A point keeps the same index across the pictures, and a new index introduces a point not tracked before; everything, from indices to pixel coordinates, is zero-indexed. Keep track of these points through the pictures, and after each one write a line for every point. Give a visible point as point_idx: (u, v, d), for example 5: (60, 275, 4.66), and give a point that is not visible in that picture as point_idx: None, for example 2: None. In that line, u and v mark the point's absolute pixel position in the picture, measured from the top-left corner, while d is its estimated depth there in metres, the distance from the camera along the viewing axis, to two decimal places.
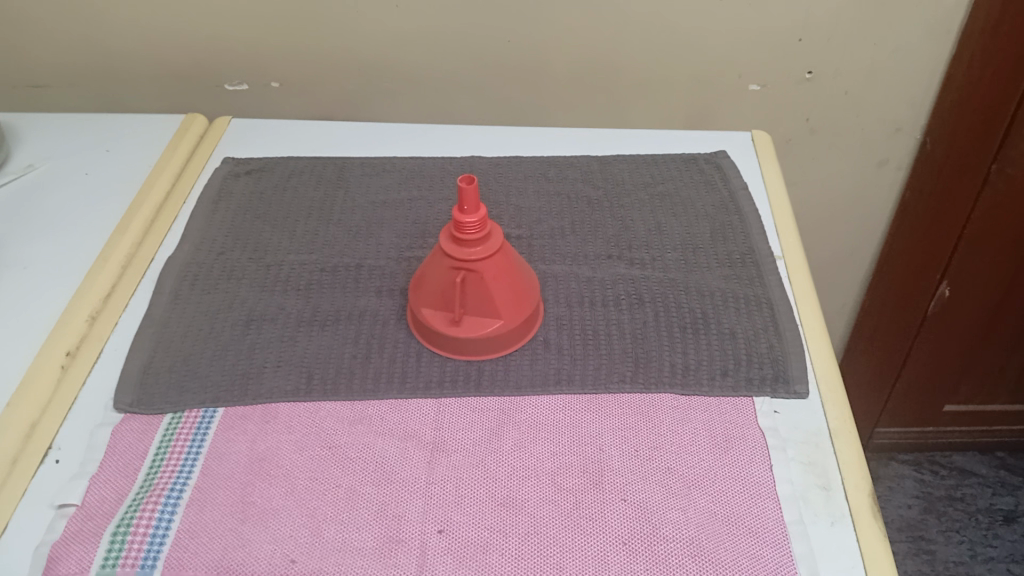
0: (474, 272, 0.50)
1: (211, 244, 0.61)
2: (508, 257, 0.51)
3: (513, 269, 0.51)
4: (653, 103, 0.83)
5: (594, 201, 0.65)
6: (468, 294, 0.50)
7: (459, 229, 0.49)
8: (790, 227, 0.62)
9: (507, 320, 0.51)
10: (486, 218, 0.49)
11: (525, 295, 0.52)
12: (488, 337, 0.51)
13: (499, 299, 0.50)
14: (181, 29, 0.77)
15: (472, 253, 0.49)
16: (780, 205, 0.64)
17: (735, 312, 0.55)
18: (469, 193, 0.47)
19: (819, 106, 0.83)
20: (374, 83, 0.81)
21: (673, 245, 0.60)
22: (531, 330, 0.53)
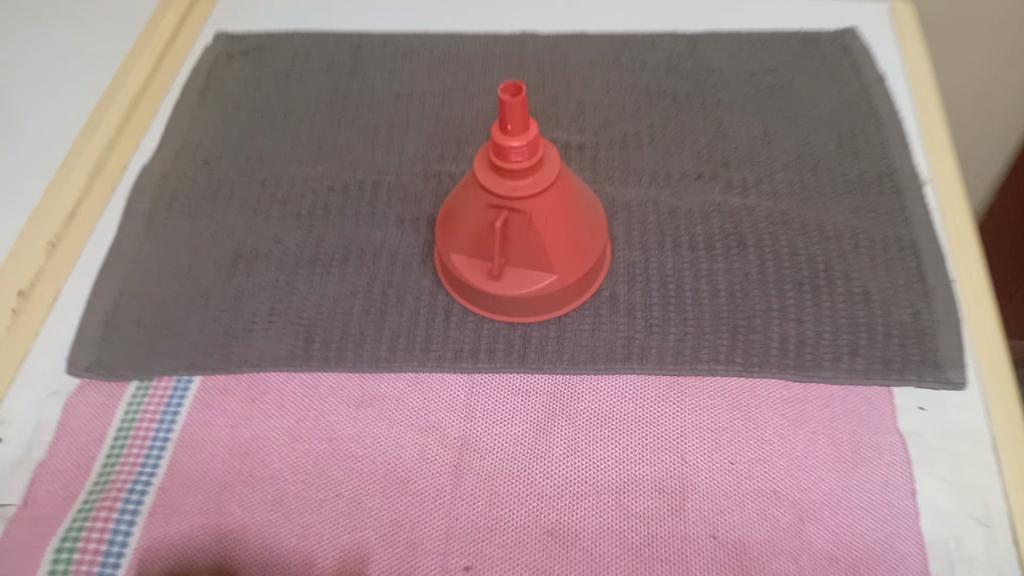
0: (520, 212, 0.36)
1: (195, 152, 0.48)
2: (565, 188, 0.38)
3: (572, 205, 0.38)
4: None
5: (681, 98, 0.50)
6: (512, 241, 0.38)
7: (498, 154, 0.35)
8: (943, 137, 0.46)
9: (563, 275, 0.39)
10: (537, 138, 0.35)
11: (588, 240, 0.39)
12: (539, 297, 0.39)
13: (553, 249, 0.38)
14: None
15: (517, 187, 0.36)
16: (929, 104, 0.48)
17: (869, 263, 0.41)
18: (513, 105, 0.33)
19: None
20: None
21: (785, 163, 0.46)
22: (595, 283, 0.41)
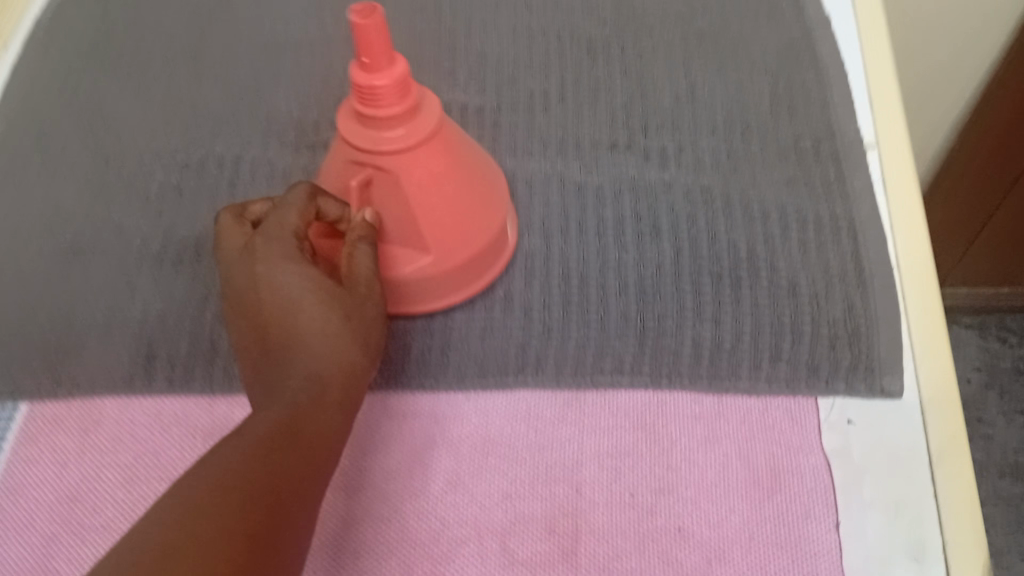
0: (388, 171, 0.31)
1: (29, 119, 0.41)
2: (450, 148, 0.32)
3: (459, 171, 0.32)
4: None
5: (597, 48, 0.44)
6: (382, 209, 0.32)
7: (359, 95, 0.29)
8: (894, 104, 0.40)
9: (439, 258, 0.33)
10: (407, 80, 0.29)
11: (481, 218, 0.33)
12: (412, 283, 0.33)
13: (431, 221, 0.32)
14: None
15: (383, 140, 0.30)
16: (879, 66, 0.42)
17: (801, 247, 0.36)
18: (373, 32, 0.27)
19: None
20: None
21: (710, 126, 0.40)
22: (487, 279, 0.36)
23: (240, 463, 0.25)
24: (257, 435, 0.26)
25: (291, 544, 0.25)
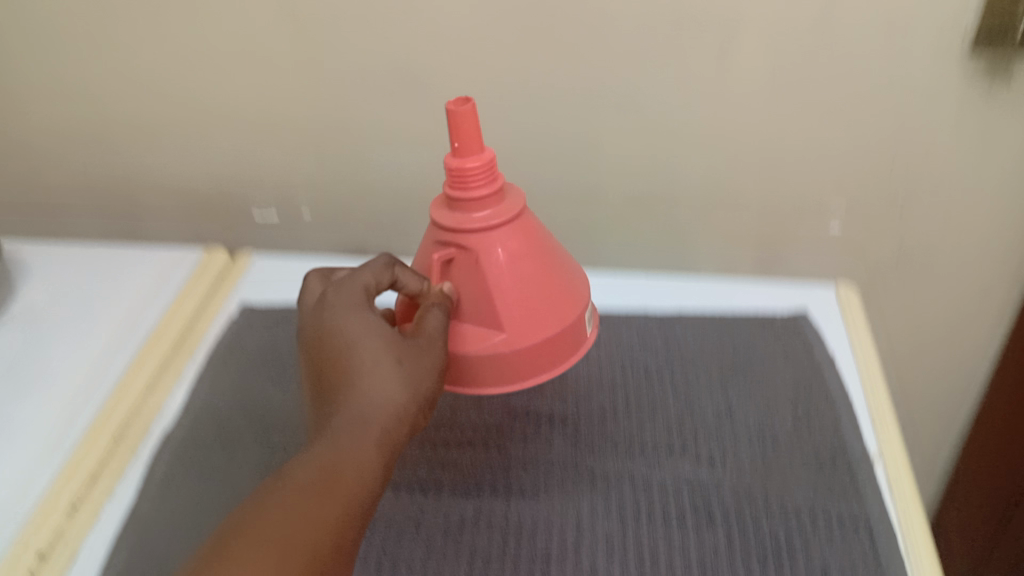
0: (472, 248, 0.43)
1: (213, 418, 0.55)
2: (526, 238, 0.44)
3: (532, 258, 0.44)
4: (710, 241, 0.73)
5: (653, 375, 0.57)
6: (461, 282, 0.44)
7: (452, 184, 0.42)
8: (897, 441, 0.51)
9: (511, 336, 0.43)
10: (489, 168, 0.42)
11: (546, 309, 0.44)
12: (487, 353, 0.44)
13: (499, 297, 0.43)
14: (207, 160, 0.75)
15: (472, 219, 0.42)
16: (884, 411, 0.53)
17: (828, 539, 0.45)
18: (464, 121, 0.40)
19: (916, 254, 0.71)
20: (405, 213, 0.75)
21: (745, 440, 0.51)
22: (561, 365, 0.45)
23: (298, 492, 0.35)
24: (311, 480, 0.35)
25: (330, 550, 0.33)
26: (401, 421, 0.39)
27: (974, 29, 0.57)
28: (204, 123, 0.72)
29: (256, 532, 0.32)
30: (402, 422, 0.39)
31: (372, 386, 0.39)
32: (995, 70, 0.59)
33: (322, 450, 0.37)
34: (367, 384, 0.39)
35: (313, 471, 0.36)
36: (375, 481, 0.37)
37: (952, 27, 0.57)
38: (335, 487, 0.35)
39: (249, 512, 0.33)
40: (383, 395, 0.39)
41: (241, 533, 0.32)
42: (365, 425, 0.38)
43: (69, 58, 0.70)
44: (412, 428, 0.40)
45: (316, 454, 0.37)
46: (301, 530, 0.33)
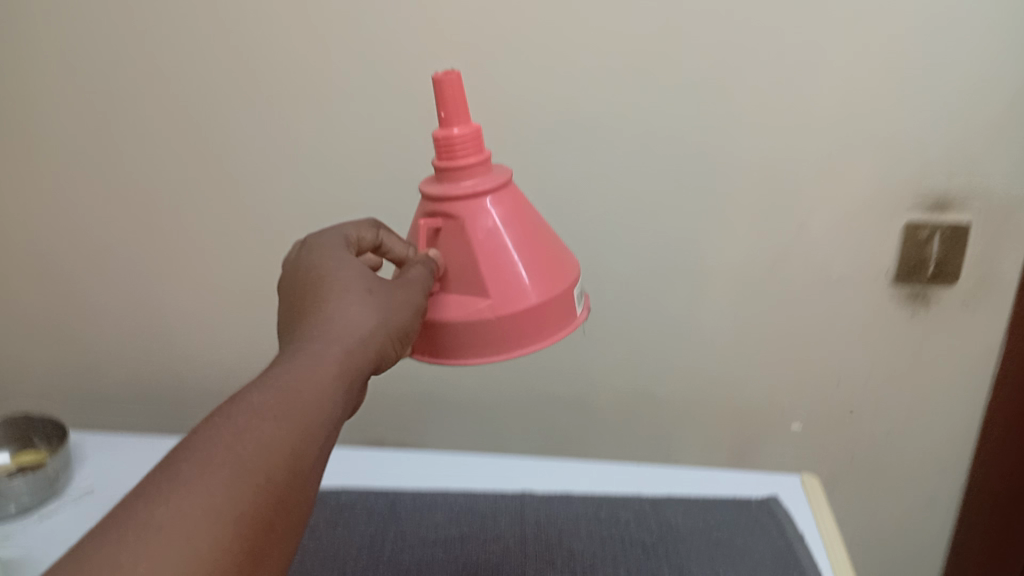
0: (456, 215, 0.44)
1: None
2: (514, 207, 0.45)
3: (519, 226, 0.44)
4: (687, 438, 0.85)
5: (650, 547, 0.65)
6: (448, 252, 0.45)
7: (439, 152, 0.44)
8: None
9: (495, 301, 0.43)
10: (474, 138, 0.44)
11: (536, 273, 0.44)
12: (471, 321, 0.43)
13: (486, 261, 0.43)
14: (255, 355, 0.87)
15: (458, 185, 0.44)
16: None
17: None
18: (451, 90, 0.43)
19: (864, 446, 0.84)
20: (425, 404, 0.86)
21: None
22: (544, 337, 0.44)
23: (260, 414, 0.35)
24: (268, 407, 0.35)
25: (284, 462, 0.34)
26: (371, 349, 0.41)
27: (894, 269, 0.75)
28: (262, 327, 0.85)
29: (200, 455, 0.33)
30: (373, 346, 0.41)
31: (351, 315, 0.42)
32: (913, 299, 0.76)
33: (270, 385, 0.37)
34: (345, 316, 0.42)
35: (259, 401, 0.36)
36: (332, 407, 0.38)
37: (877, 267, 0.75)
38: (283, 412, 0.36)
39: (192, 439, 0.34)
40: (360, 322, 0.41)
41: (187, 455, 0.33)
42: (316, 364, 0.38)
43: (156, 272, 0.84)
44: (386, 353, 0.42)
45: (264, 386, 0.37)
46: (245, 452, 0.33)
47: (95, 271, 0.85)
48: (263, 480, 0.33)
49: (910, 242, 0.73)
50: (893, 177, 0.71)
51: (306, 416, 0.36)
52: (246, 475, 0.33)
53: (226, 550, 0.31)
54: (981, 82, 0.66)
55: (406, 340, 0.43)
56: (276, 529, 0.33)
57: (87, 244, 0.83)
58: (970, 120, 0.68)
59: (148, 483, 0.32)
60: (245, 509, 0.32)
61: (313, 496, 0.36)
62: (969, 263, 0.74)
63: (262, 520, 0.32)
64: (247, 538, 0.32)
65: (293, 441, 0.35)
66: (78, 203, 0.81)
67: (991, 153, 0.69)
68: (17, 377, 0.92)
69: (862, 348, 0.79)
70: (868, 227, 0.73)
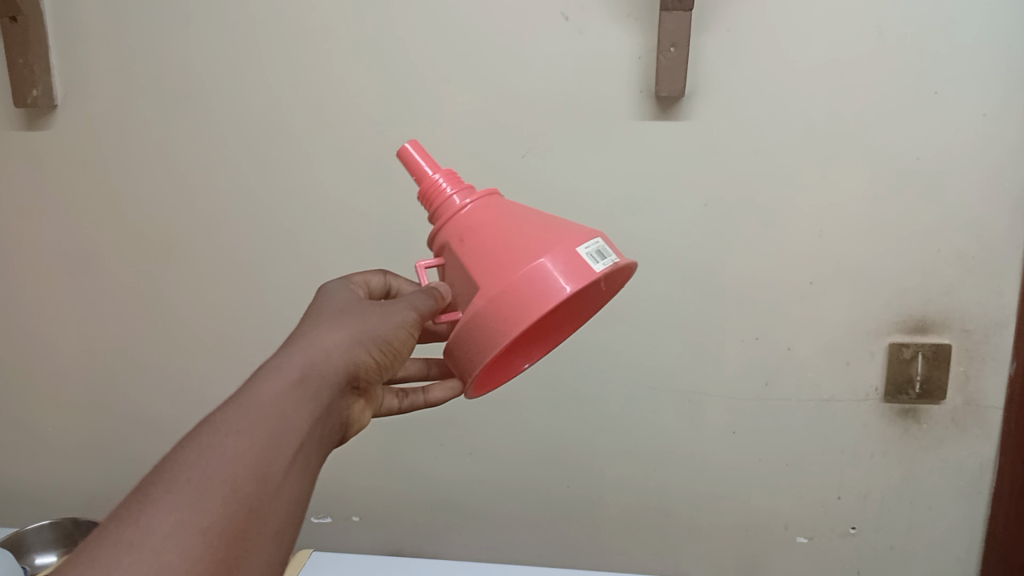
0: (442, 245, 0.49)
1: None
2: (491, 212, 0.48)
3: (498, 225, 0.47)
4: (691, 551, 0.89)
5: None
6: (452, 279, 0.49)
7: (421, 202, 0.51)
8: None
9: (484, 294, 0.44)
10: (439, 175, 0.50)
11: (518, 255, 0.45)
12: (471, 318, 0.44)
13: (472, 266, 0.46)
14: None
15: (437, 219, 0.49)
16: None
17: None
18: (405, 153, 0.50)
19: (868, 559, 0.87)
20: (444, 513, 0.91)
21: None
22: (538, 303, 0.42)
23: (223, 432, 0.38)
24: (234, 422, 0.38)
25: (250, 464, 0.37)
26: (337, 363, 0.44)
27: (882, 387, 0.79)
28: None
29: (165, 481, 0.35)
30: (338, 361, 0.44)
31: (336, 329, 0.46)
32: (904, 416, 0.80)
33: (235, 406, 0.39)
34: (329, 329, 0.46)
35: (224, 419, 0.38)
36: (299, 415, 0.40)
37: (865, 385, 0.80)
38: (246, 424, 0.38)
39: (152, 476, 0.36)
40: (342, 336, 0.45)
41: (152, 482, 0.35)
42: (280, 379, 0.41)
43: (193, 392, 0.90)
44: (358, 365, 0.45)
45: (229, 407, 0.39)
46: (211, 469, 0.36)
47: (137, 390, 0.92)
48: (229, 492, 0.35)
49: (894, 361, 0.78)
50: (874, 302, 0.77)
51: (271, 426, 0.39)
52: (212, 488, 0.35)
53: (198, 559, 0.33)
54: (942, 218, 0.74)
55: (374, 351, 0.46)
56: (251, 535, 0.35)
57: (131, 366, 0.91)
58: (939, 251, 0.75)
59: (120, 512, 0.34)
60: (212, 519, 0.34)
61: (297, 502, 0.39)
62: (954, 382, 0.78)
63: (233, 528, 0.35)
64: (220, 544, 0.34)
65: (252, 454, 0.37)
66: (129, 336, 0.89)
67: (961, 280, 0.75)
68: (56, 502, 0.97)
69: (857, 464, 0.83)
70: (854, 349, 0.79)
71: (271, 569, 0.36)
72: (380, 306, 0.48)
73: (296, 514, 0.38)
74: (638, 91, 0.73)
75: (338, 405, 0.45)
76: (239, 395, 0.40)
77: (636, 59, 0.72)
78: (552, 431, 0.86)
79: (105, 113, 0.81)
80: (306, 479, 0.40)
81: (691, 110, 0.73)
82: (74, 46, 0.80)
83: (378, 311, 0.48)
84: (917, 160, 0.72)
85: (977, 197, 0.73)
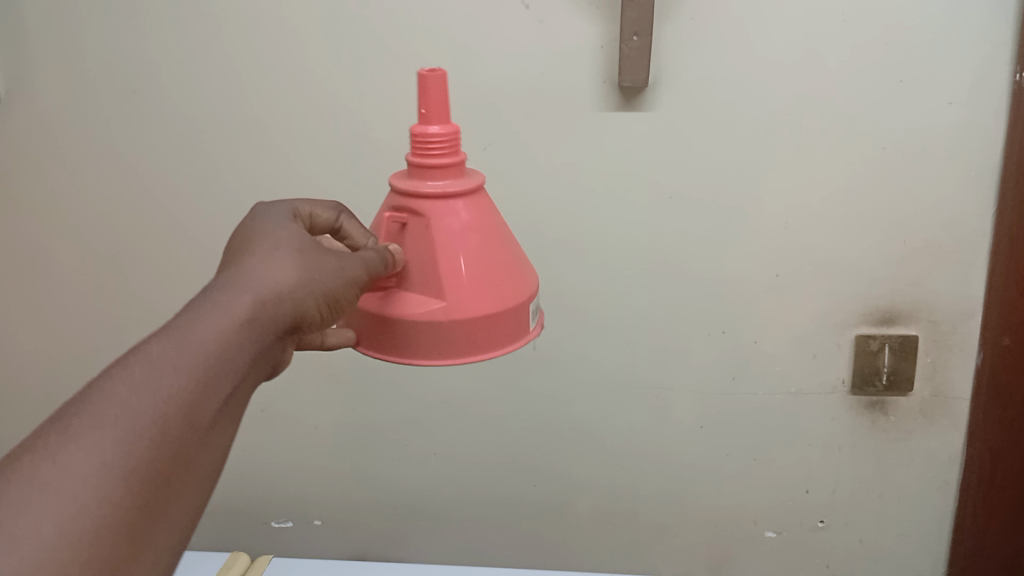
0: (421, 215, 0.44)
1: None
2: (480, 215, 0.45)
3: (484, 236, 0.45)
4: (662, 548, 0.88)
5: None
6: (411, 249, 0.45)
7: (413, 144, 0.44)
8: None
9: (451, 306, 0.43)
10: (447, 135, 0.44)
11: (494, 281, 0.44)
12: (430, 324, 0.43)
13: (447, 263, 0.43)
14: (237, 475, 0.89)
15: (426, 185, 0.44)
16: None
17: None
18: (428, 85, 0.43)
19: (837, 552, 0.87)
20: (410, 515, 0.89)
21: None
22: (493, 350, 0.45)
23: (157, 368, 0.34)
24: (169, 359, 0.35)
25: (180, 412, 0.34)
26: (285, 304, 0.41)
27: (849, 379, 0.79)
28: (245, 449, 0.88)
29: (91, 413, 0.32)
30: (286, 301, 0.41)
31: (276, 273, 0.41)
32: (872, 408, 0.80)
33: (171, 338, 0.36)
34: (269, 271, 0.41)
35: (160, 351, 0.35)
36: (239, 358, 0.38)
37: (833, 378, 0.79)
38: (182, 361, 0.35)
39: (74, 404, 0.33)
40: (286, 282, 0.41)
41: (74, 412, 0.32)
42: (224, 313, 0.38)
43: None
44: (304, 311, 0.42)
45: (169, 335, 0.36)
46: (142, 406, 0.33)
47: None
48: (155, 440, 0.33)
49: (862, 353, 0.77)
50: (842, 294, 0.76)
51: (208, 367, 0.36)
52: (141, 429, 0.33)
53: (115, 507, 0.31)
54: (910, 209, 0.73)
55: (322, 302, 0.42)
56: (173, 483, 0.34)
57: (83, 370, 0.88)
58: (906, 241, 0.74)
59: (36, 439, 0.32)
60: (136, 466, 0.32)
61: (223, 450, 0.37)
62: (921, 374, 0.78)
63: (151, 481, 0.32)
64: (141, 493, 0.32)
65: (182, 401, 0.34)
66: (82, 338, 0.87)
67: (928, 271, 0.75)
68: None
69: (826, 457, 0.82)
70: (823, 341, 0.78)
71: (190, 518, 0.35)
72: (327, 254, 0.43)
73: (219, 464, 0.36)
74: (601, 80, 0.71)
75: (279, 346, 0.42)
76: (177, 324, 0.37)
77: (599, 48, 0.70)
78: (519, 430, 0.84)
79: (52, 107, 0.78)
80: (231, 427, 0.37)
81: (655, 100, 0.71)
82: (14, 38, 0.76)
83: (321, 259, 0.43)
84: (884, 149, 0.72)
85: (943, 187, 0.72)
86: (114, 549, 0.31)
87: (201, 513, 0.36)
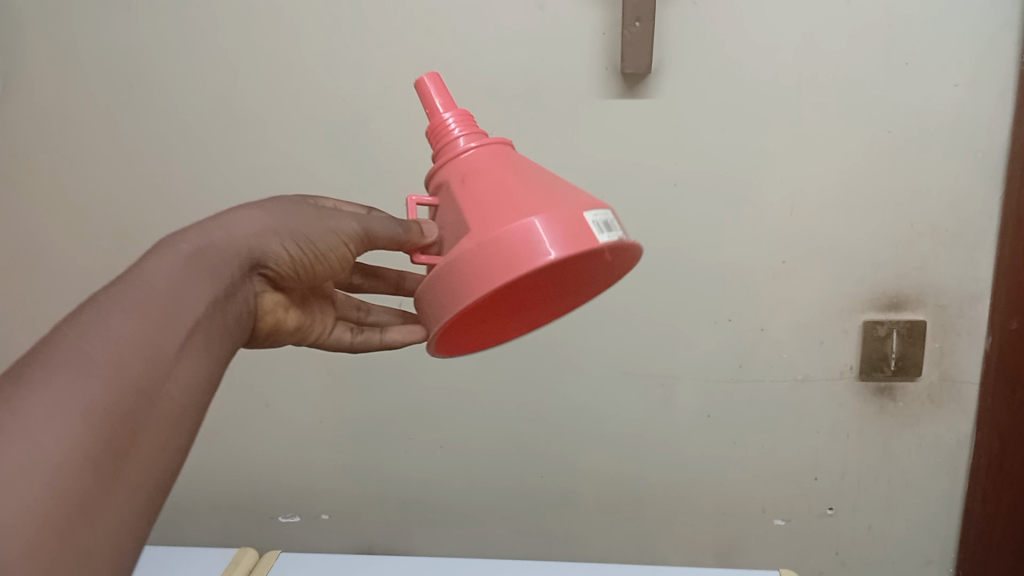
0: (444, 186, 0.44)
1: None
2: (499, 162, 0.44)
3: (501, 176, 0.42)
4: (669, 536, 0.88)
5: None
6: (443, 223, 0.44)
7: (430, 140, 0.46)
8: None
9: (468, 240, 0.40)
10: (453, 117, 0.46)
11: (516, 206, 0.40)
12: (451, 265, 0.40)
13: (464, 209, 0.42)
14: (244, 469, 0.89)
15: (444, 158, 0.45)
16: None
17: None
18: (427, 84, 0.47)
19: (846, 538, 0.86)
20: (417, 507, 0.89)
21: None
22: (521, 258, 0.37)
23: (114, 309, 0.35)
24: (125, 300, 0.35)
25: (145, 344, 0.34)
26: (242, 248, 0.43)
27: (856, 365, 0.78)
28: (249, 443, 0.88)
29: (54, 349, 0.32)
30: (242, 244, 0.43)
31: (257, 212, 0.44)
32: (879, 394, 0.79)
33: (122, 284, 0.37)
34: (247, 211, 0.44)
35: (113, 297, 0.36)
36: (194, 298, 0.38)
37: (839, 364, 0.78)
38: (137, 301, 0.36)
39: (41, 346, 0.33)
40: (265, 221, 0.44)
41: (42, 350, 0.32)
42: (170, 261, 0.39)
43: None
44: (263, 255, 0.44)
45: (120, 284, 0.37)
46: (105, 338, 0.33)
47: None
48: (125, 367, 0.33)
49: (869, 338, 0.77)
50: (848, 279, 0.76)
51: (164, 305, 0.36)
52: (109, 357, 0.33)
53: (99, 426, 0.31)
54: (915, 192, 0.72)
55: (292, 246, 0.45)
56: (149, 412, 0.33)
57: None
58: (912, 225, 0.73)
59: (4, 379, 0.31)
60: (112, 388, 0.32)
61: (192, 390, 0.37)
62: (928, 358, 0.77)
63: (129, 407, 0.32)
64: (121, 413, 0.32)
65: (145, 335, 0.35)
66: None
67: (934, 254, 0.74)
68: None
69: (834, 443, 0.82)
70: (830, 327, 0.77)
71: (169, 450, 0.35)
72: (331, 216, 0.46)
73: (190, 401, 0.36)
74: (603, 67, 0.70)
75: (235, 293, 0.43)
76: (129, 274, 0.38)
77: (600, 34, 0.69)
78: (525, 421, 0.84)
79: (51, 103, 0.77)
80: (198, 367, 0.38)
81: (658, 86, 0.71)
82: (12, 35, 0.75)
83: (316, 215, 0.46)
84: (889, 132, 0.71)
85: (950, 170, 0.72)
86: (102, 470, 0.30)
87: (180, 449, 0.35)
